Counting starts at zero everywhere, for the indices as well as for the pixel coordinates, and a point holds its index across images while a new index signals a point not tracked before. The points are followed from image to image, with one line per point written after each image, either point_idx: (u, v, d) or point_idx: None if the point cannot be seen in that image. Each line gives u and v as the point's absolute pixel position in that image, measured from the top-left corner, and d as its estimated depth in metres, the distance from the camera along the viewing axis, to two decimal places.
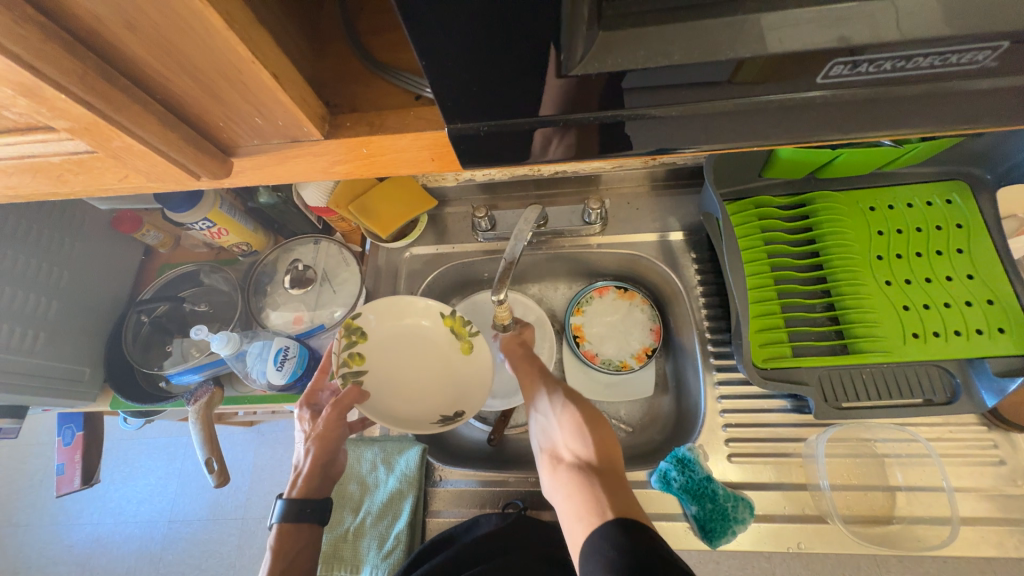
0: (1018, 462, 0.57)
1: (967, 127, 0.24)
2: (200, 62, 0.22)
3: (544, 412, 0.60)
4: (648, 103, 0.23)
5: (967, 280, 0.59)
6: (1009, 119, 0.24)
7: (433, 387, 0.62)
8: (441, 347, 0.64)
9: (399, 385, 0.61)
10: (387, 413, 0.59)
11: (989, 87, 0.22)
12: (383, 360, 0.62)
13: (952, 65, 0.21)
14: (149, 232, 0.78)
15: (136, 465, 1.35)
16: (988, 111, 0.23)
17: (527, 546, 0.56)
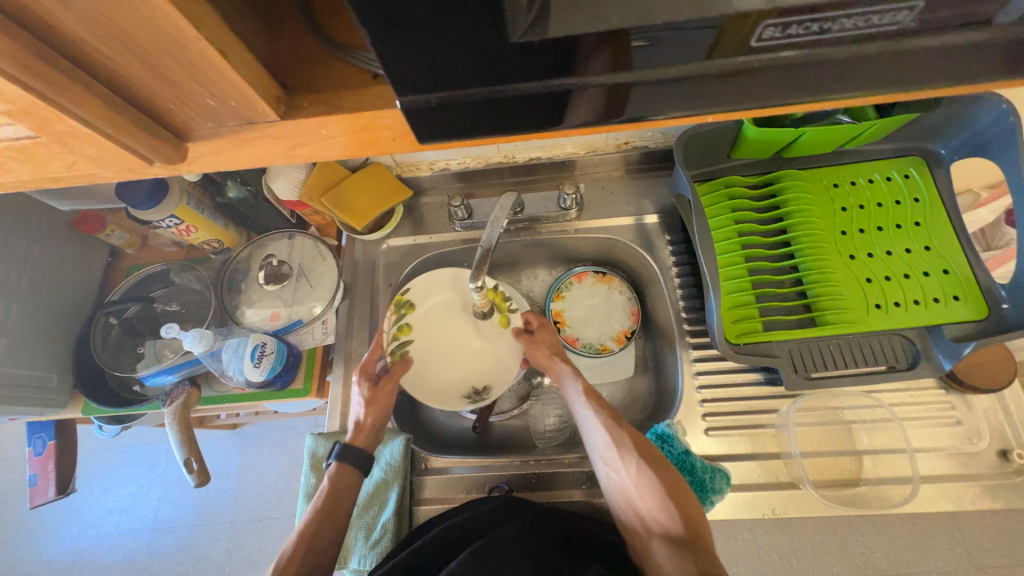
0: (973, 421, 0.60)
1: (895, 90, 0.25)
2: (141, 40, 0.21)
3: (611, 465, 0.55)
4: (596, 72, 0.24)
5: (924, 252, 0.62)
6: (932, 81, 0.25)
7: (468, 362, 0.70)
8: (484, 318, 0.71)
9: (438, 358, 0.70)
10: (427, 384, 0.68)
11: (915, 49, 0.24)
12: (427, 331, 0.70)
13: (876, 26, 0.22)
14: (114, 232, 0.76)
15: (116, 475, 1.32)
16: (913, 74, 0.25)
17: (531, 510, 0.57)
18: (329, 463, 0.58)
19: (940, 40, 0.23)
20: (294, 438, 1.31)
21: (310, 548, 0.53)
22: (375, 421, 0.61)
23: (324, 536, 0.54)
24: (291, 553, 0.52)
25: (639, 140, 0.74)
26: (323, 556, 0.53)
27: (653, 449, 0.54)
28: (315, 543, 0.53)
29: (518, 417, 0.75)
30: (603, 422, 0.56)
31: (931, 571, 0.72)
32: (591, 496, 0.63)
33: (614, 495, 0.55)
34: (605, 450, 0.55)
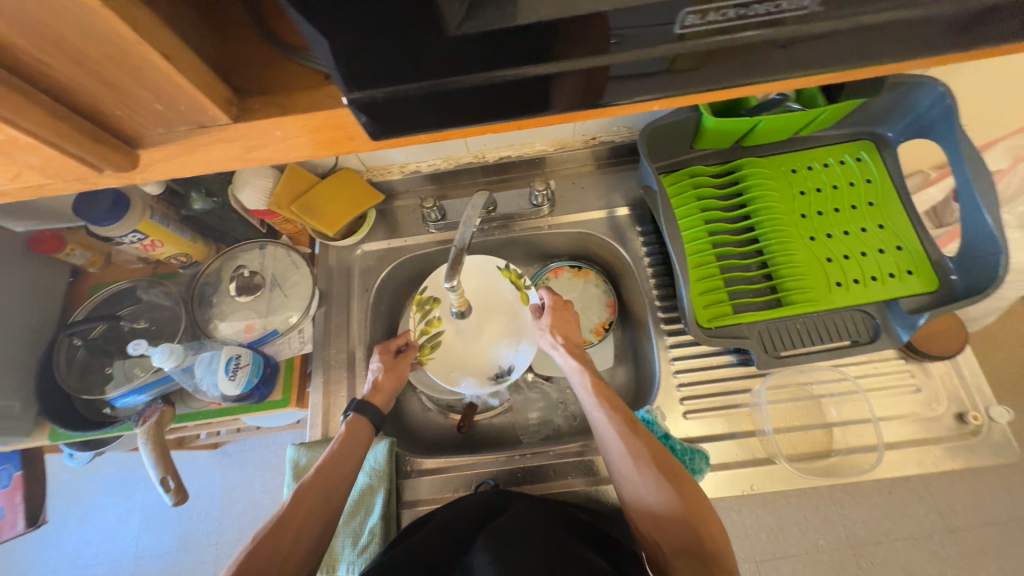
0: (931, 388, 0.63)
1: (814, 70, 0.27)
2: (79, 45, 0.21)
3: (627, 475, 0.54)
4: (534, 62, 0.24)
5: (878, 230, 0.66)
6: (846, 61, 0.27)
7: (491, 344, 0.72)
8: (507, 296, 0.74)
9: (467, 346, 0.73)
10: (457, 371, 0.71)
11: (833, 29, 0.25)
12: (452, 321, 0.73)
13: (788, 11, 0.24)
14: (75, 251, 0.73)
15: (92, 506, 1.27)
16: (828, 55, 0.27)
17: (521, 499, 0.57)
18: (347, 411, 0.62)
19: (853, 21, 0.25)
20: (279, 454, 1.28)
21: (324, 484, 0.56)
22: (390, 382, 0.66)
23: (336, 478, 0.57)
24: (306, 488, 0.55)
25: (606, 135, 0.75)
26: (334, 494, 0.56)
27: (672, 463, 0.53)
28: (329, 480, 0.56)
29: (502, 413, 0.75)
30: (622, 432, 0.56)
31: (906, 535, 0.75)
32: (592, 484, 0.63)
33: (627, 503, 0.55)
34: (624, 460, 0.54)
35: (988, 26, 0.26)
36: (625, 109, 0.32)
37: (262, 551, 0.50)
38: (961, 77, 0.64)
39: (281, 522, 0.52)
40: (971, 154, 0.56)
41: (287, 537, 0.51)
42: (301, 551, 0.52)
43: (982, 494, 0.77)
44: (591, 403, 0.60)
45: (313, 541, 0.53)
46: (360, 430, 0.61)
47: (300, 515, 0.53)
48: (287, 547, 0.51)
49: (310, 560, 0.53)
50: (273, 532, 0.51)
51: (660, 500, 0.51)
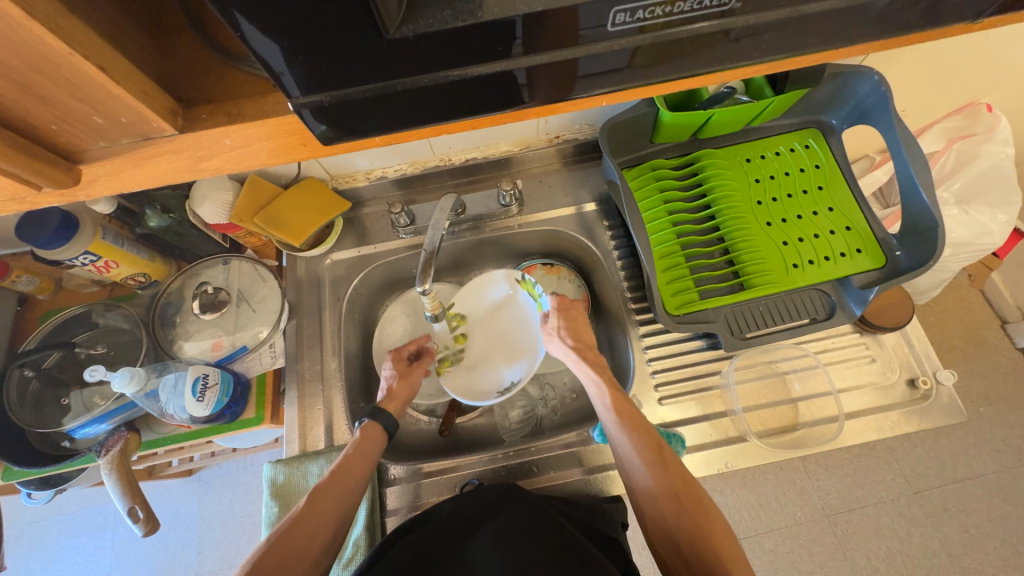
0: (884, 357, 0.68)
1: (745, 62, 0.29)
2: (4, 60, 0.21)
3: (651, 502, 0.51)
4: (476, 62, 0.25)
5: (829, 213, 0.69)
6: (772, 53, 0.29)
7: (503, 357, 0.73)
8: (523, 308, 0.75)
9: (485, 360, 0.74)
10: (471, 383, 0.72)
11: (758, 22, 0.27)
12: (478, 335, 0.75)
13: (714, 7, 0.25)
14: (22, 278, 0.69)
15: (58, 548, 1.19)
16: (756, 46, 0.28)
17: (519, 496, 0.57)
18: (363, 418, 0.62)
19: (775, 14, 0.26)
20: (258, 476, 1.24)
21: (341, 484, 0.55)
22: (404, 389, 0.67)
23: (352, 480, 0.56)
24: (321, 490, 0.54)
25: (569, 133, 0.77)
26: (350, 494, 0.55)
27: (699, 494, 0.51)
28: (345, 481, 0.55)
29: (484, 414, 0.76)
30: (646, 458, 0.53)
31: (876, 500, 0.80)
32: (590, 472, 0.65)
33: (650, 533, 0.52)
34: (649, 487, 0.52)
35: (900, 16, 0.28)
36: (578, 104, 0.33)
37: (276, 551, 0.48)
38: (892, 66, 0.68)
39: (296, 520, 0.51)
40: (907, 139, 0.60)
41: (301, 537, 0.50)
42: (314, 551, 0.51)
43: (938, 455, 0.82)
44: (612, 423, 0.57)
45: (321, 550, 0.51)
46: (373, 434, 0.61)
47: (316, 516, 0.52)
48: (300, 548, 0.50)
49: (322, 560, 0.51)
50: (287, 532, 0.50)
51: (686, 532, 0.48)
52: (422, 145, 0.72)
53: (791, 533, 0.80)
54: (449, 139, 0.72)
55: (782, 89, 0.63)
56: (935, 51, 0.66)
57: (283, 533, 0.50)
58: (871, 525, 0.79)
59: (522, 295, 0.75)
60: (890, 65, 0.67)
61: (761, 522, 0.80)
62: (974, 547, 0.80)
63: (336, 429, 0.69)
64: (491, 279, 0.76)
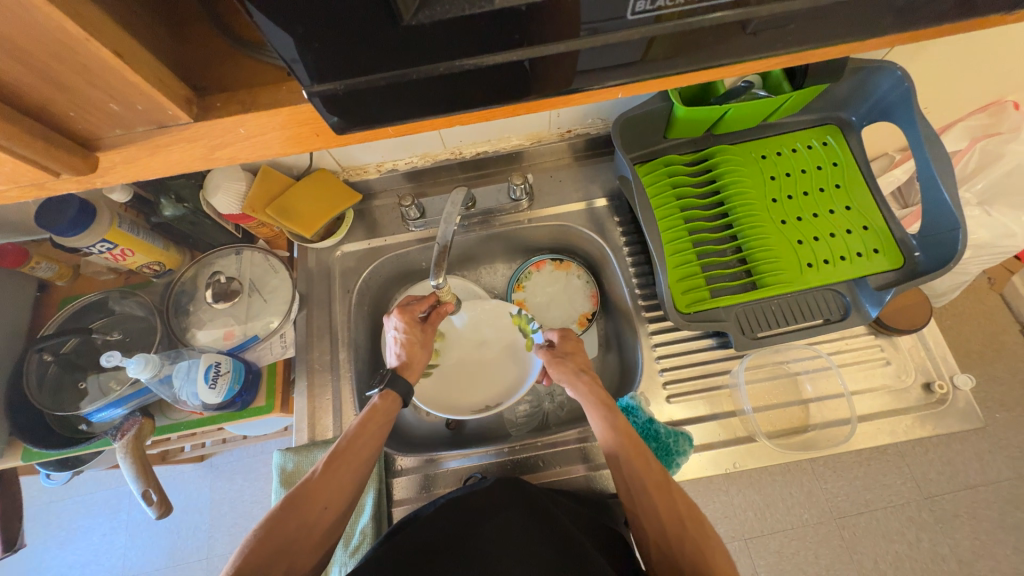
0: (899, 360, 0.66)
1: (764, 54, 0.28)
2: (24, 44, 0.21)
3: (654, 530, 0.51)
4: (490, 51, 0.25)
5: (846, 212, 0.68)
6: (794, 44, 0.28)
7: (481, 379, 0.74)
8: (511, 336, 0.75)
9: (463, 379, 0.74)
10: (448, 401, 0.72)
11: (783, 13, 0.26)
12: (453, 354, 0.75)
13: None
14: (41, 264, 0.71)
15: (75, 527, 1.23)
16: (777, 37, 0.28)
17: (523, 486, 0.58)
18: (379, 388, 0.61)
19: (796, 5, 0.26)
20: (267, 463, 1.27)
21: (353, 459, 0.55)
22: (416, 354, 0.66)
23: (362, 454, 0.56)
24: (333, 465, 0.54)
25: (581, 127, 0.76)
26: (360, 469, 0.55)
27: (701, 519, 0.51)
28: (357, 456, 0.55)
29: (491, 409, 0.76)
30: (651, 481, 0.53)
31: (886, 505, 0.78)
32: (591, 469, 0.65)
33: (651, 560, 0.51)
34: (655, 515, 0.51)
35: (929, 9, 0.27)
36: (593, 97, 0.32)
37: (286, 527, 0.49)
38: (917, 62, 0.66)
39: (306, 493, 0.51)
40: (930, 137, 0.59)
41: (310, 510, 0.51)
42: (323, 526, 0.51)
43: (952, 460, 0.81)
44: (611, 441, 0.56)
45: (329, 527, 0.52)
46: (384, 409, 0.59)
47: (326, 490, 0.52)
48: (310, 523, 0.51)
49: (332, 532, 0.52)
50: (296, 506, 0.51)
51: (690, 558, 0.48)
52: (434, 138, 0.72)
53: (797, 535, 0.79)
54: (460, 132, 0.72)
55: (802, 83, 0.61)
56: (962, 45, 0.64)
57: (295, 505, 0.50)
58: (879, 529, 0.78)
59: (513, 327, 0.75)
60: (913, 60, 0.65)
61: (766, 523, 0.80)
62: (985, 554, 0.78)
63: (344, 418, 0.69)
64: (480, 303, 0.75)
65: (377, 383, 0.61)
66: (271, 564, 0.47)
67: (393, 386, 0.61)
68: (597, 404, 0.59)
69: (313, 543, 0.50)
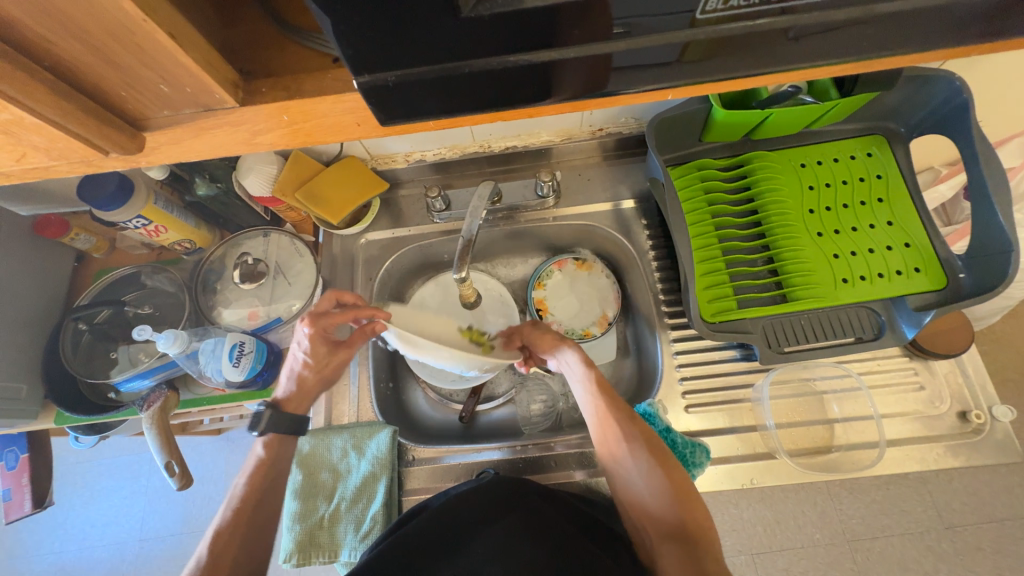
0: (935, 385, 0.63)
1: (822, 61, 0.27)
2: (81, 21, 0.21)
3: (638, 484, 0.54)
4: (534, 45, 0.24)
5: (887, 226, 0.65)
6: (861, 51, 0.26)
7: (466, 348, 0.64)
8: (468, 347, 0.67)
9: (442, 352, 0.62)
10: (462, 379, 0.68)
11: (842, 18, 0.24)
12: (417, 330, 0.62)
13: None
14: (80, 236, 0.73)
15: (98, 488, 1.29)
16: (843, 43, 0.26)
17: (465, 506, 0.55)
18: (261, 432, 0.57)
19: (843, 13, 0.24)
20: None
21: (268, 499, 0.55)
22: (313, 387, 0.61)
23: (276, 494, 0.56)
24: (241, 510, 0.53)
25: (613, 126, 0.74)
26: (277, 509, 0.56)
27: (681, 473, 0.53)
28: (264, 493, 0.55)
29: (505, 405, 0.76)
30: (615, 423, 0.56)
31: (904, 532, 0.76)
32: (591, 476, 0.64)
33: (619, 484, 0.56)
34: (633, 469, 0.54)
35: (1013, 16, 0.25)
36: (636, 99, 0.31)
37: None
38: (977, 72, 0.62)
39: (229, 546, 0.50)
40: (986, 154, 0.56)
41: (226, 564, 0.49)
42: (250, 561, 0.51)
43: (979, 492, 0.77)
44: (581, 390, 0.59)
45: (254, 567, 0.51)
46: (284, 449, 0.58)
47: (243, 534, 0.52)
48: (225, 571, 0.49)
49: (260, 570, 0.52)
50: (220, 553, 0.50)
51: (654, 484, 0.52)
52: (463, 129, 0.71)
53: (808, 554, 0.78)
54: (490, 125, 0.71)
55: (849, 91, 0.58)
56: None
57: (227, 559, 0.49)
58: (895, 556, 0.76)
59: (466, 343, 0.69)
60: (968, 70, 0.62)
61: (776, 540, 0.78)
62: None
63: (361, 406, 0.70)
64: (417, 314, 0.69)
65: (257, 427, 0.57)
66: None
67: (275, 430, 0.57)
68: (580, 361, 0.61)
69: None
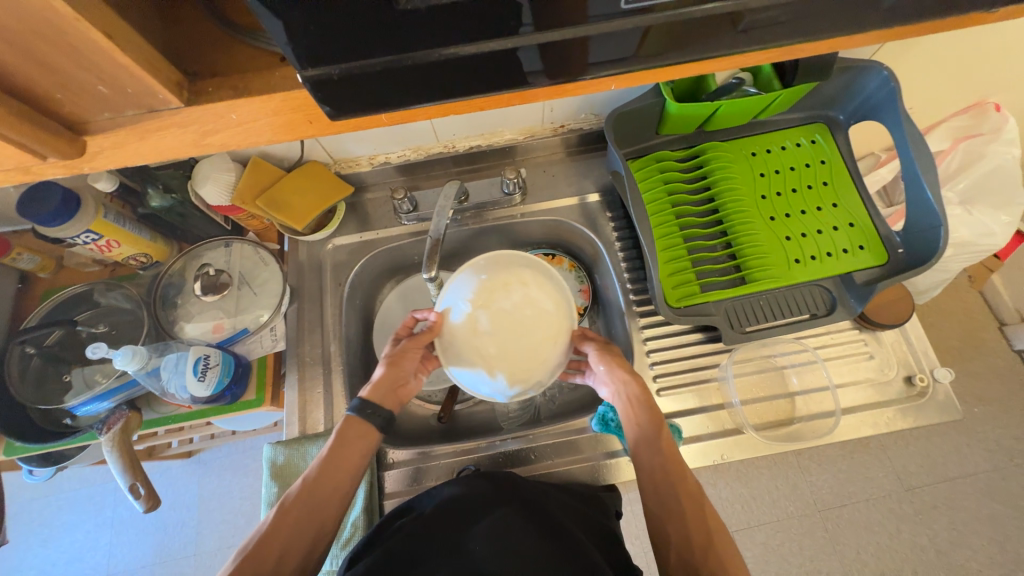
0: (883, 354, 0.68)
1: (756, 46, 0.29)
2: (6, 21, 0.20)
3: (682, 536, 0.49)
4: (490, 35, 0.25)
5: (832, 208, 0.69)
6: (786, 35, 0.29)
7: (533, 313, 0.62)
8: (545, 341, 0.61)
9: (505, 315, 0.61)
10: (557, 343, 0.62)
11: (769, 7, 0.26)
12: (481, 333, 0.61)
13: None
14: (23, 255, 0.69)
15: (59, 524, 1.21)
16: (771, 30, 0.28)
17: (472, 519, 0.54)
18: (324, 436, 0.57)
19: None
20: (257, 459, 1.25)
21: (309, 520, 0.50)
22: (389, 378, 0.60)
23: (323, 485, 0.52)
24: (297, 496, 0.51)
25: (574, 123, 0.76)
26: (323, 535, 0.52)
27: (739, 564, 0.47)
28: (329, 480, 0.52)
29: (483, 402, 0.76)
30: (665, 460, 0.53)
31: (868, 497, 0.81)
32: (609, 456, 0.65)
33: (660, 541, 0.50)
34: (681, 543, 0.48)
35: (915, 4, 0.28)
36: (585, 88, 0.32)
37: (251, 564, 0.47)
38: (904, 62, 0.67)
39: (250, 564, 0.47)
40: (914, 136, 0.60)
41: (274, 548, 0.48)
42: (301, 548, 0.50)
43: (931, 453, 0.83)
44: (630, 423, 0.56)
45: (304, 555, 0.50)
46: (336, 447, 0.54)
47: (297, 520, 0.50)
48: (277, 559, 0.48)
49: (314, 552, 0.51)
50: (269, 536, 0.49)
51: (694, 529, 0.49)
52: (426, 130, 0.71)
53: (782, 526, 0.81)
54: (453, 124, 0.71)
55: (791, 82, 0.61)
56: (949, 45, 0.65)
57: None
58: (861, 520, 0.81)
59: (545, 355, 0.61)
60: (896, 60, 0.67)
61: (752, 515, 0.82)
62: (961, 544, 0.81)
63: (336, 413, 0.69)
64: (486, 388, 0.61)
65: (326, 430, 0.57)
66: None
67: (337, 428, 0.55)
68: (637, 403, 0.57)
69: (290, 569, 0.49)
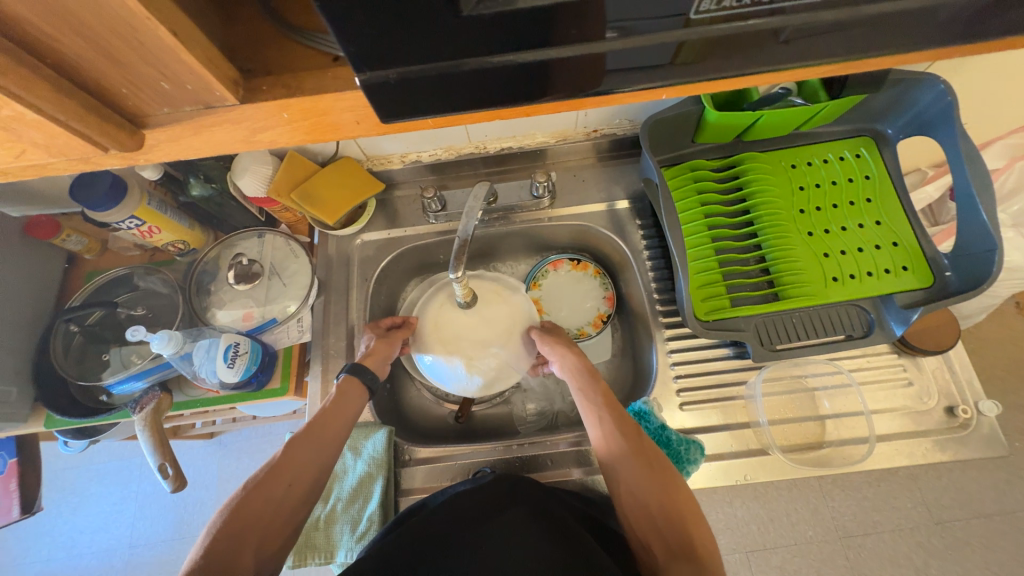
0: (923, 381, 0.65)
1: (817, 60, 0.27)
2: (82, 17, 0.21)
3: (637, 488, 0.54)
4: (545, 43, 0.24)
5: (876, 226, 0.66)
6: (849, 50, 0.27)
7: (491, 310, 0.64)
8: (503, 337, 0.64)
9: (466, 311, 0.64)
10: (515, 337, 0.65)
11: (831, 19, 0.25)
12: (449, 326, 0.64)
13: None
14: (71, 237, 0.72)
15: (88, 494, 1.27)
16: (834, 46, 0.27)
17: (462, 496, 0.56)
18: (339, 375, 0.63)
19: (835, 13, 0.25)
20: (275, 444, 1.28)
21: (297, 478, 0.52)
22: (385, 349, 0.65)
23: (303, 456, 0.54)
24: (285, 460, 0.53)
25: (608, 127, 0.75)
26: (297, 508, 0.53)
27: (694, 513, 0.51)
28: (317, 438, 0.55)
29: (502, 404, 0.76)
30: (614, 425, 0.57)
31: (896, 528, 0.77)
32: (587, 474, 0.64)
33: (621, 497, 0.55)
34: (638, 495, 0.53)
35: (991, 20, 0.26)
36: (632, 97, 0.31)
37: (242, 515, 0.48)
38: (962, 74, 0.64)
39: (230, 543, 0.46)
40: (970, 153, 0.57)
41: (259, 502, 0.50)
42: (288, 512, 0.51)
43: (968, 488, 0.79)
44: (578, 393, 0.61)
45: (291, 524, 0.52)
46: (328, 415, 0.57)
47: (285, 483, 0.52)
48: (265, 516, 0.50)
49: (298, 512, 0.53)
50: (256, 491, 0.50)
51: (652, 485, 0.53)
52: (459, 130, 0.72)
53: (801, 551, 0.79)
54: (485, 126, 0.71)
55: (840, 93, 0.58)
56: (1012, 59, 0.61)
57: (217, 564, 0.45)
58: (886, 551, 0.77)
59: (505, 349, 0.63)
60: (953, 72, 0.64)
61: (770, 538, 0.79)
62: None
63: None
64: (450, 379, 0.64)
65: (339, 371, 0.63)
66: (238, 544, 0.47)
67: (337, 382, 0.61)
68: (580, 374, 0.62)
69: (276, 527, 0.50)
